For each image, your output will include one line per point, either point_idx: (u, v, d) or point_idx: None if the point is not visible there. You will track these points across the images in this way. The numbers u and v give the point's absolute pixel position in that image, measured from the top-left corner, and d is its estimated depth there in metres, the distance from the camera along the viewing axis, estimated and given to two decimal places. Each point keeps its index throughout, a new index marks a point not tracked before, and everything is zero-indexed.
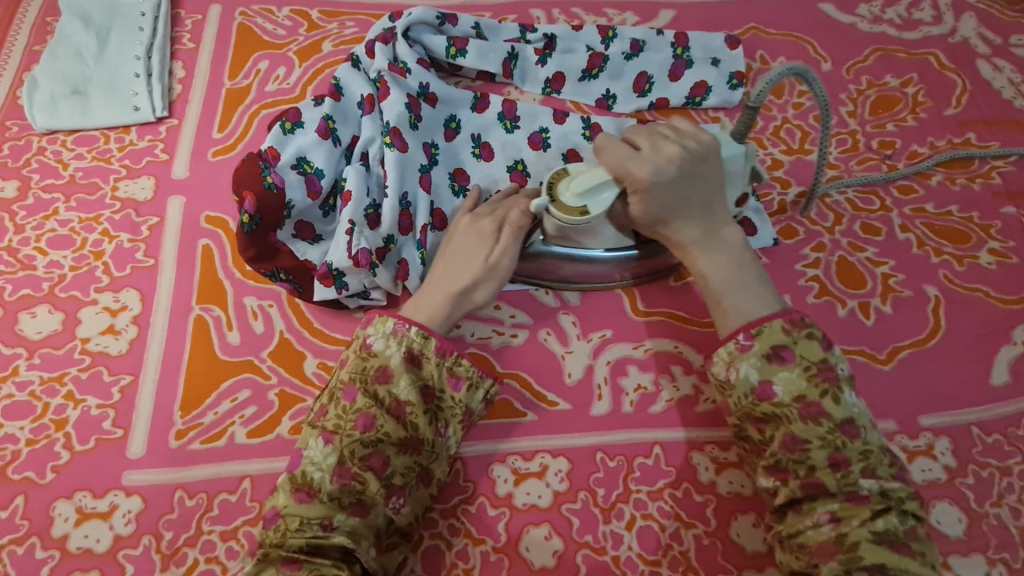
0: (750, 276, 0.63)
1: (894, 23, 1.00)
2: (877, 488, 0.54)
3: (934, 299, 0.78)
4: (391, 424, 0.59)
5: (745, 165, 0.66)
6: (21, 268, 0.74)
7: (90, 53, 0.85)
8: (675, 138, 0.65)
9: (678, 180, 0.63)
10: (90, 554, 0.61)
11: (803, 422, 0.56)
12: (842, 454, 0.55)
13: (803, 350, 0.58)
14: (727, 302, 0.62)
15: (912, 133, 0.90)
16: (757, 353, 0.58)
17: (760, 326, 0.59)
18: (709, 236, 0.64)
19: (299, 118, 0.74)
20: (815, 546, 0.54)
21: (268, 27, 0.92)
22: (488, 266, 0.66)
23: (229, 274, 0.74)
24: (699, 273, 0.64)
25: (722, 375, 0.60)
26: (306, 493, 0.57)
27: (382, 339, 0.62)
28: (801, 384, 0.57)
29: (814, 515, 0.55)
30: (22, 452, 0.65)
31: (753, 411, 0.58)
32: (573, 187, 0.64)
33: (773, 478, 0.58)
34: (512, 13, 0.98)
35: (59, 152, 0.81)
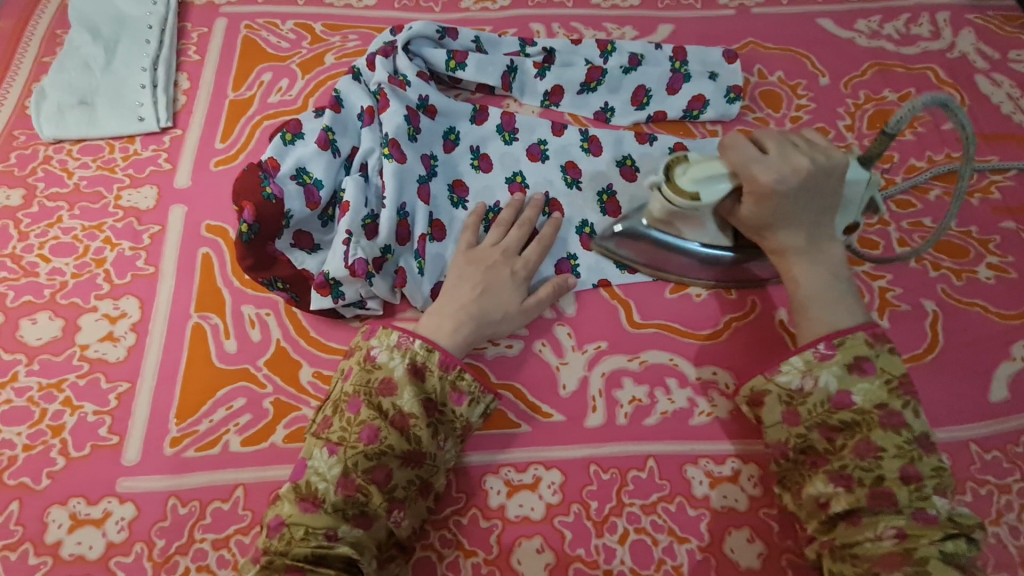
0: (841, 291, 0.64)
1: (892, 38, 1.00)
2: (948, 511, 0.54)
3: (932, 313, 0.78)
4: (395, 436, 0.60)
5: (865, 191, 0.66)
6: (23, 275, 0.75)
7: (98, 64, 0.87)
8: (806, 150, 0.63)
9: (801, 191, 0.62)
10: (82, 561, 0.61)
11: (883, 430, 0.57)
12: (916, 467, 0.55)
13: (885, 363, 0.59)
14: (813, 312, 0.63)
15: (910, 147, 0.90)
16: (838, 362, 0.59)
17: (842, 336, 0.60)
18: (811, 247, 0.64)
19: (299, 129, 0.75)
20: (877, 556, 0.54)
21: (273, 40, 0.94)
22: (522, 309, 0.70)
23: (227, 282, 0.75)
24: (791, 280, 0.65)
25: (796, 384, 0.61)
26: (310, 503, 0.57)
27: (387, 352, 0.63)
28: (881, 393, 0.58)
29: (877, 527, 0.54)
30: (19, 458, 0.65)
31: (828, 419, 0.59)
32: (691, 173, 0.64)
33: (834, 483, 0.57)
34: (512, 27, 0.99)
35: (64, 161, 0.83)
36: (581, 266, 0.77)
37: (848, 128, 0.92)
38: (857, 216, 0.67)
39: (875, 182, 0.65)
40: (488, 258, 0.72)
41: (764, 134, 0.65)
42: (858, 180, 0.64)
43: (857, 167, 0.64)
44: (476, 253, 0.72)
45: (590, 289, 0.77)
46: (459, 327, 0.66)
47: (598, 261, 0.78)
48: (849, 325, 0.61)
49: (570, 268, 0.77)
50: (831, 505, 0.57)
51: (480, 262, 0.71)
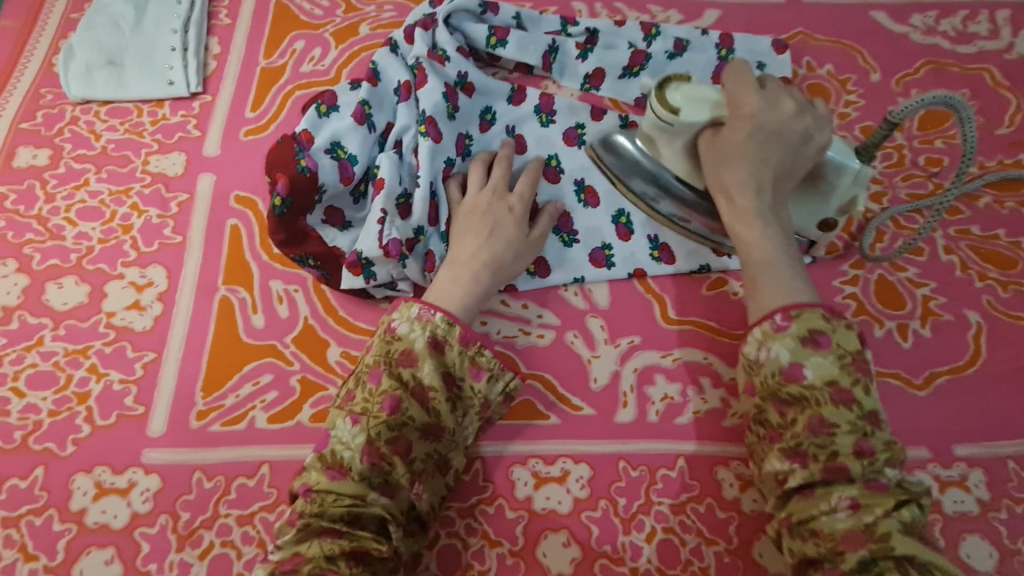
0: (789, 259, 0.61)
1: (948, 35, 0.96)
2: (898, 479, 0.52)
3: (976, 325, 0.76)
4: (416, 408, 0.58)
5: (851, 186, 0.65)
6: (50, 237, 0.74)
7: (127, 24, 0.84)
8: (797, 106, 0.64)
9: (776, 142, 0.63)
10: (106, 530, 0.61)
11: (834, 406, 0.52)
12: (868, 442, 0.52)
13: (841, 338, 0.55)
14: (763, 278, 0.60)
15: (961, 151, 0.87)
16: (793, 335, 0.55)
17: (800, 308, 0.56)
18: (768, 213, 0.63)
19: (334, 102, 0.73)
20: (837, 534, 0.50)
21: (306, 6, 0.91)
22: (526, 242, 0.70)
23: (256, 256, 0.73)
24: (742, 242, 0.63)
25: (752, 355, 0.57)
26: (337, 471, 0.56)
27: (407, 324, 0.61)
28: (833, 369, 0.53)
29: (831, 499, 0.51)
30: (44, 423, 0.65)
31: (778, 392, 0.55)
32: (683, 90, 0.64)
33: (791, 461, 0.53)
34: (553, 4, 0.95)
35: (92, 122, 0.81)
36: (615, 257, 0.75)
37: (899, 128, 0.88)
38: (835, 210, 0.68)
39: (864, 178, 0.64)
40: (480, 205, 0.70)
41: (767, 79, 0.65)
42: (845, 168, 0.63)
43: (849, 155, 0.63)
44: (468, 201, 0.71)
45: (625, 280, 0.75)
46: (473, 285, 0.65)
47: (633, 252, 0.76)
48: (804, 298, 0.57)
49: (604, 258, 0.75)
50: (788, 482, 0.53)
51: (476, 209, 0.70)
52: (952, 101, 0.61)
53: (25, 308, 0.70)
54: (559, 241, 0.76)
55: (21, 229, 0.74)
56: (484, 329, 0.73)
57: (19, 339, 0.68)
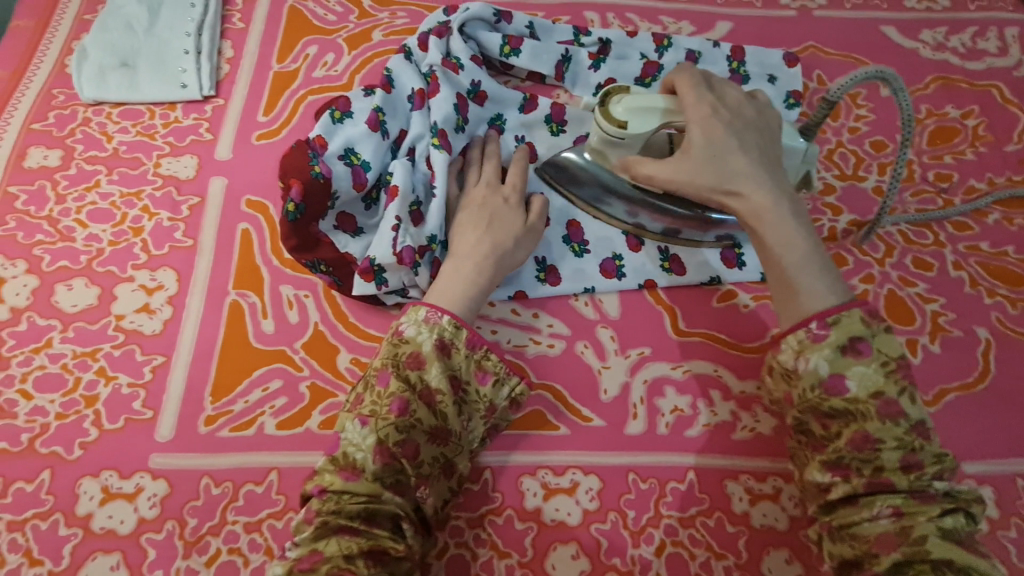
0: (814, 248, 0.59)
1: (957, 51, 0.97)
2: (946, 489, 0.51)
3: (985, 341, 0.76)
4: (423, 410, 0.58)
5: (799, 164, 0.68)
6: (60, 239, 0.73)
7: (141, 26, 0.84)
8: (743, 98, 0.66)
9: (745, 132, 0.63)
10: (112, 535, 0.60)
11: (880, 421, 0.52)
12: (915, 456, 0.51)
13: (882, 344, 0.54)
14: (801, 281, 0.57)
15: (970, 167, 0.87)
16: (831, 345, 0.54)
17: (838, 313, 0.55)
18: (780, 204, 0.60)
19: (348, 108, 0.73)
20: (873, 537, 0.50)
21: (319, 11, 0.91)
22: (525, 228, 0.69)
23: (267, 260, 0.73)
24: (771, 244, 0.59)
25: (789, 364, 0.56)
26: (350, 472, 0.55)
27: (414, 326, 0.60)
28: (877, 380, 0.52)
29: (873, 507, 0.51)
30: (51, 426, 0.64)
31: (820, 406, 0.54)
32: (625, 101, 0.65)
33: (832, 472, 0.53)
34: (566, 14, 0.96)
35: (103, 124, 0.81)
36: (626, 267, 0.75)
37: (908, 143, 0.89)
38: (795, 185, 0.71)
39: (810, 155, 0.70)
40: (477, 198, 0.71)
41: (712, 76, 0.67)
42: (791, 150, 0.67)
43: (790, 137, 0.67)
44: (463, 199, 0.71)
45: (634, 290, 0.75)
46: (476, 277, 0.64)
47: (643, 262, 0.76)
48: (840, 293, 0.56)
49: (614, 268, 0.75)
50: (831, 491, 0.53)
51: (472, 203, 0.70)
52: (882, 74, 0.63)
53: (33, 309, 0.69)
54: (570, 250, 0.76)
55: (31, 230, 0.74)
56: (494, 338, 0.73)
57: (27, 341, 0.68)
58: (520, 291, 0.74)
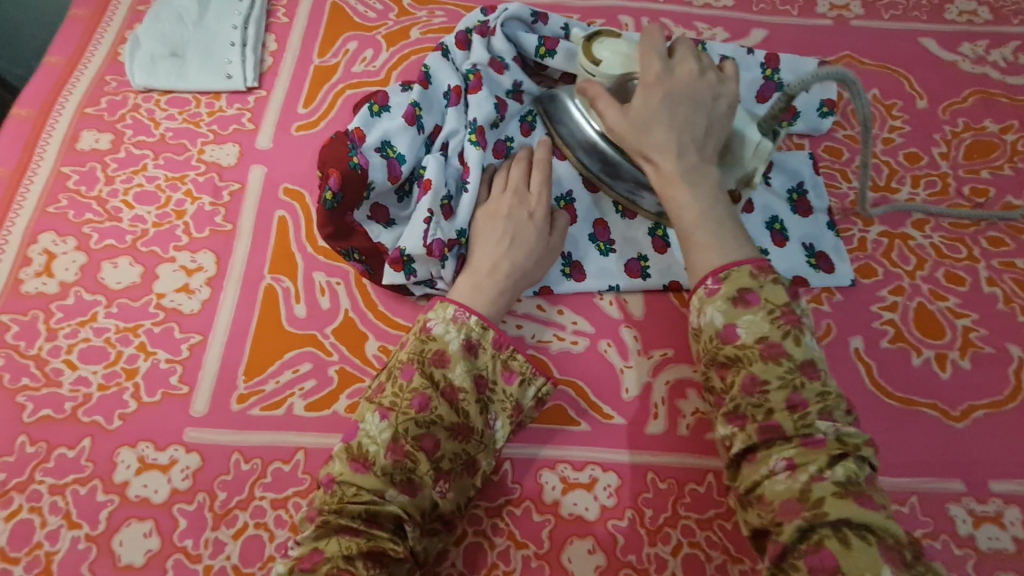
0: (721, 215, 0.61)
1: (998, 66, 0.95)
2: (834, 432, 0.52)
3: (1017, 359, 0.74)
4: (445, 407, 0.59)
5: (754, 155, 0.68)
6: (108, 219, 0.77)
7: (190, 18, 0.88)
8: (698, 69, 0.66)
9: (684, 104, 0.63)
10: (147, 503, 0.63)
11: (764, 362, 0.54)
12: (800, 395, 0.53)
13: (769, 294, 0.56)
14: (697, 236, 0.60)
15: (1008, 183, 0.86)
16: (723, 296, 0.56)
17: (728, 270, 0.57)
18: (694, 170, 0.62)
19: (386, 102, 0.75)
20: (776, 500, 0.51)
21: (360, 8, 0.93)
22: (546, 249, 0.70)
23: (301, 247, 0.76)
24: (675, 204, 0.62)
25: (692, 322, 0.58)
26: (361, 465, 0.56)
27: (442, 325, 0.62)
28: (763, 326, 0.54)
29: (769, 462, 0.52)
30: (93, 396, 0.67)
31: (717, 356, 0.56)
32: (607, 46, 0.69)
33: (730, 425, 0.55)
34: (601, 18, 0.97)
35: (152, 110, 0.84)
36: (651, 269, 0.76)
37: (943, 156, 0.88)
38: (737, 183, 0.68)
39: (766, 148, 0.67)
40: (502, 208, 0.70)
41: (678, 45, 0.67)
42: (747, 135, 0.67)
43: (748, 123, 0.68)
44: (488, 208, 0.71)
45: (659, 291, 0.76)
46: (497, 298, 0.65)
47: (669, 265, 0.76)
48: (736, 256, 0.58)
49: (639, 269, 0.76)
50: (733, 447, 0.55)
51: (498, 214, 0.70)
52: (842, 77, 0.61)
53: (81, 285, 0.73)
54: (597, 249, 0.77)
55: (81, 209, 0.77)
56: (518, 333, 0.74)
57: (74, 314, 0.71)
58: (546, 287, 0.75)
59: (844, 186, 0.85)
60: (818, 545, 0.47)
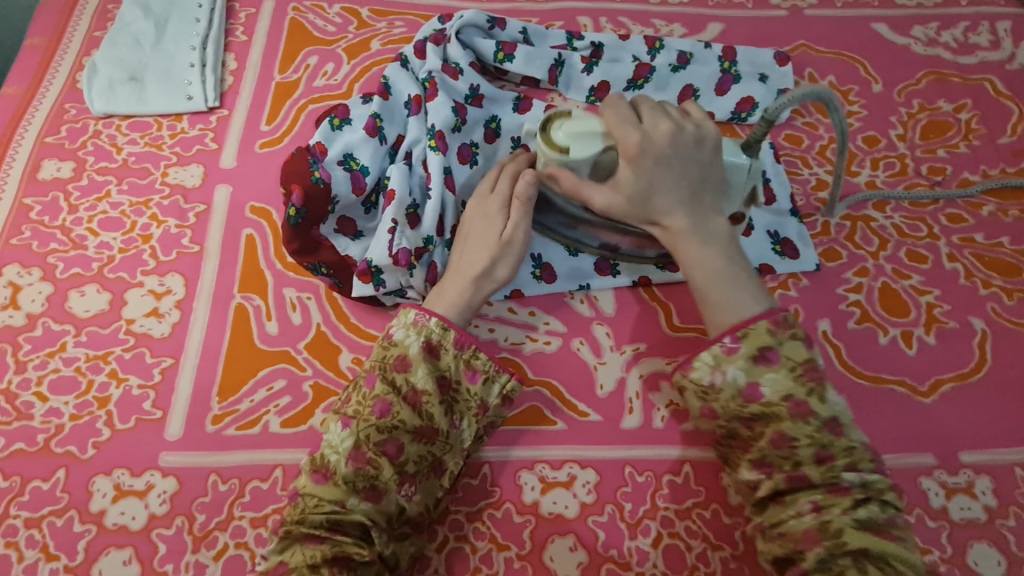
0: (736, 270, 0.61)
1: (949, 46, 0.97)
2: (860, 481, 0.54)
3: (980, 332, 0.76)
4: (407, 411, 0.59)
5: (749, 180, 0.65)
6: (73, 247, 0.76)
7: (148, 41, 0.88)
8: (674, 118, 0.63)
9: (674, 161, 0.62)
10: (125, 531, 0.62)
11: (792, 421, 0.55)
12: (828, 451, 0.55)
13: (789, 351, 0.57)
14: (713, 296, 0.61)
15: (964, 160, 0.88)
16: (744, 355, 0.57)
17: (747, 326, 0.58)
18: (700, 224, 0.62)
19: (347, 115, 0.76)
20: (798, 533, 0.53)
21: (320, 23, 0.94)
22: (502, 242, 0.67)
23: (270, 264, 0.76)
24: (687, 264, 0.62)
25: (707, 380, 0.59)
26: (323, 474, 0.57)
27: (403, 330, 0.63)
28: (787, 383, 0.56)
29: (797, 504, 0.55)
30: (65, 427, 0.67)
31: (741, 413, 0.57)
32: (566, 127, 0.63)
33: (756, 471, 0.57)
34: (559, 20, 0.98)
35: (113, 136, 0.84)
36: (620, 265, 0.77)
37: (900, 138, 0.90)
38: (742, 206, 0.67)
39: (757, 171, 0.64)
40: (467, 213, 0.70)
41: (641, 101, 0.65)
42: (739, 165, 0.63)
43: (738, 153, 0.63)
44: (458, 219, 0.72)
45: (630, 287, 0.77)
46: (456, 300, 0.65)
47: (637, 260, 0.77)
48: (752, 310, 0.59)
49: (609, 267, 0.77)
50: (758, 490, 0.57)
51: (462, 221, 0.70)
52: (819, 94, 0.61)
53: (48, 315, 0.72)
54: (565, 248, 0.77)
55: (45, 239, 0.77)
56: (492, 336, 0.74)
57: (43, 346, 0.71)
58: (517, 289, 0.75)
59: (805, 172, 0.87)
60: (838, 574, 0.50)
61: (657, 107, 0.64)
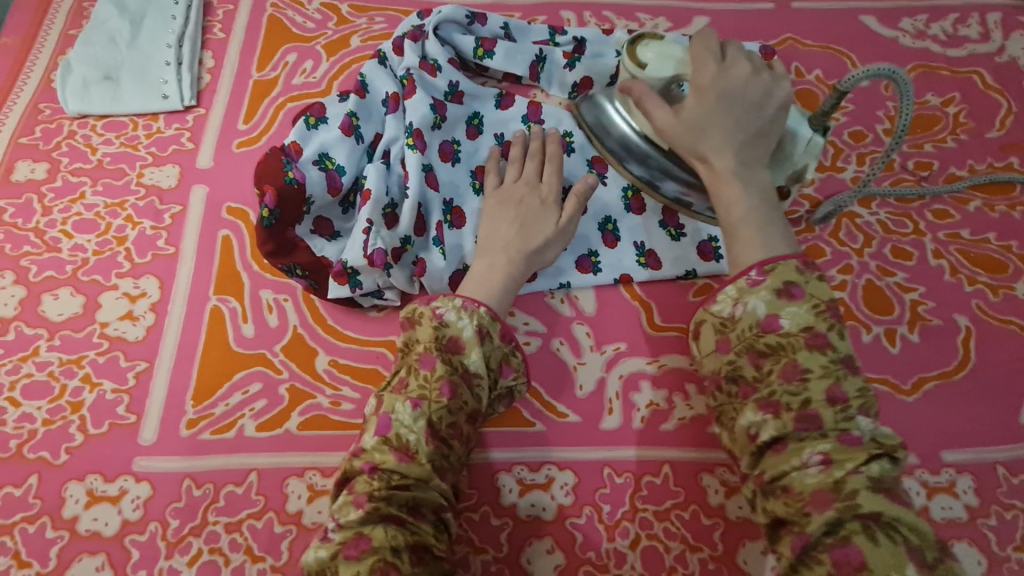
0: (773, 218, 0.59)
1: (938, 39, 0.96)
2: (871, 432, 0.51)
3: (964, 329, 0.75)
4: (470, 393, 0.57)
5: (804, 155, 0.65)
6: (46, 250, 0.75)
7: (124, 39, 0.87)
8: (754, 66, 0.63)
9: (740, 103, 0.60)
10: (98, 537, 0.62)
11: (808, 351, 0.53)
12: (842, 389, 0.52)
13: (814, 289, 0.55)
14: (744, 233, 0.59)
15: (951, 155, 0.87)
16: (768, 287, 0.55)
17: (772, 264, 0.56)
18: (746, 168, 0.60)
19: (323, 114, 0.74)
20: (806, 492, 0.49)
21: (298, 19, 0.92)
22: (559, 231, 0.68)
23: (246, 266, 0.75)
24: (723, 202, 0.60)
25: (728, 312, 0.57)
26: (404, 454, 0.53)
27: (454, 312, 0.59)
28: (809, 317, 0.54)
29: (803, 455, 0.50)
30: (38, 432, 0.66)
31: (755, 344, 0.55)
32: (652, 48, 0.65)
33: (763, 412, 0.53)
34: (543, 14, 0.96)
35: (88, 136, 0.83)
36: (602, 263, 0.75)
37: (886, 132, 0.89)
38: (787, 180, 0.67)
39: (815, 146, 0.65)
40: (516, 195, 0.70)
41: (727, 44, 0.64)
42: (799, 135, 0.64)
43: (800, 122, 0.65)
44: (497, 194, 0.71)
45: (611, 285, 0.76)
46: (511, 281, 0.65)
47: (620, 258, 0.76)
48: (780, 250, 0.57)
49: (591, 264, 0.75)
50: (760, 435, 0.53)
51: (510, 199, 0.70)
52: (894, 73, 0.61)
53: (21, 319, 0.71)
54: None
55: (19, 242, 0.76)
56: None
57: (16, 350, 0.70)
58: None
59: None
60: (845, 539, 0.46)
61: (742, 52, 0.63)
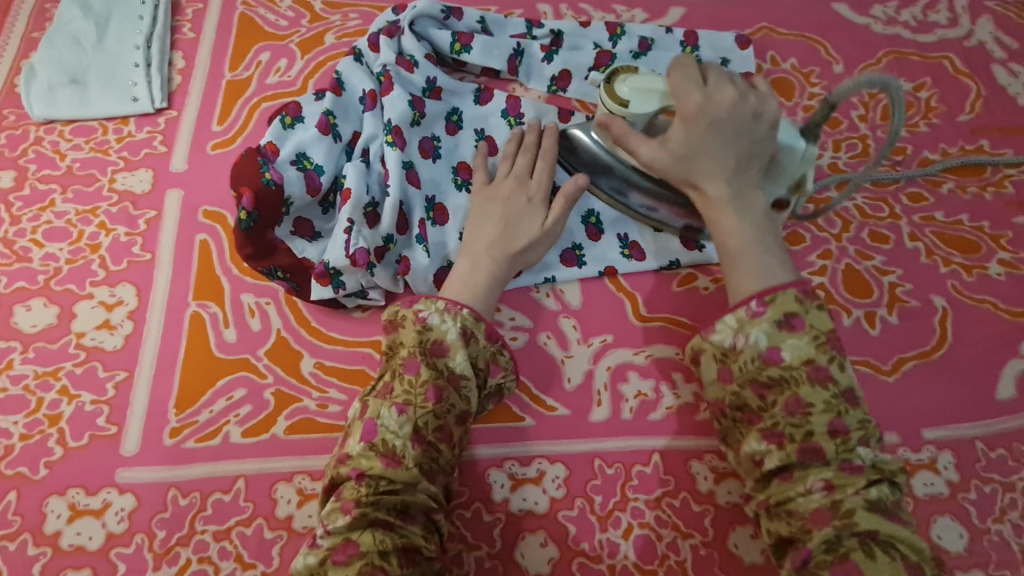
0: (767, 243, 0.60)
1: (908, 25, 0.97)
2: (871, 459, 0.53)
3: (941, 310, 0.77)
4: (456, 396, 0.57)
5: (802, 166, 0.63)
6: (16, 260, 0.73)
7: (89, 41, 0.84)
8: (736, 90, 0.62)
9: (727, 130, 0.61)
10: (82, 551, 0.61)
11: (811, 385, 0.54)
12: (842, 421, 0.53)
13: (813, 319, 0.56)
14: (738, 264, 0.60)
15: (924, 139, 0.88)
16: (769, 319, 0.56)
17: (772, 293, 0.57)
18: (738, 195, 0.61)
19: (299, 113, 0.73)
20: (807, 513, 0.52)
21: (271, 17, 0.90)
22: (544, 231, 0.67)
23: (226, 270, 0.73)
24: (719, 231, 0.61)
25: (728, 342, 0.58)
26: (390, 458, 0.52)
27: (437, 315, 0.59)
28: (809, 349, 0.55)
29: (806, 482, 0.52)
30: (15, 447, 0.64)
31: (758, 376, 0.55)
32: (630, 81, 0.64)
33: (766, 441, 0.54)
34: (519, 7, 0.96)
35: (56, 142, 0.80)
36: (586, 256, 0.76)
37: (861, 118, 0.90)
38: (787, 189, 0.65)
39: (811, 157, 0.63)
40: (502, 191, 0.70)
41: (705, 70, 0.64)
42: (795, 147, 0.62)
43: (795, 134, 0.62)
44: (485, 189, 0.71)
45: (595, 278, 0.76)
46: (493, 281, 0.65)
47: (604, 251, 0.76)
48: (776, 279, 0.58)
49: (575, 258, 0.75)
50: (765, 463, 0.54)
51: (498, 196, 0.70)
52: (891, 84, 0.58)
53: None
54: None
55: None
56: None
57: None
58: None
59: None
60: (844, 556, 0.48)
61: (723, 76, 0.63)
